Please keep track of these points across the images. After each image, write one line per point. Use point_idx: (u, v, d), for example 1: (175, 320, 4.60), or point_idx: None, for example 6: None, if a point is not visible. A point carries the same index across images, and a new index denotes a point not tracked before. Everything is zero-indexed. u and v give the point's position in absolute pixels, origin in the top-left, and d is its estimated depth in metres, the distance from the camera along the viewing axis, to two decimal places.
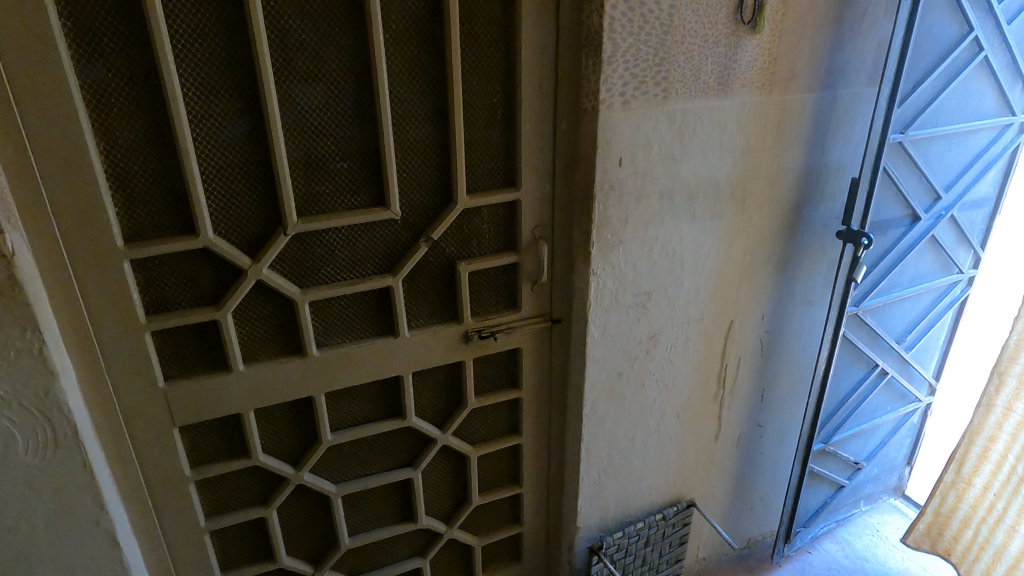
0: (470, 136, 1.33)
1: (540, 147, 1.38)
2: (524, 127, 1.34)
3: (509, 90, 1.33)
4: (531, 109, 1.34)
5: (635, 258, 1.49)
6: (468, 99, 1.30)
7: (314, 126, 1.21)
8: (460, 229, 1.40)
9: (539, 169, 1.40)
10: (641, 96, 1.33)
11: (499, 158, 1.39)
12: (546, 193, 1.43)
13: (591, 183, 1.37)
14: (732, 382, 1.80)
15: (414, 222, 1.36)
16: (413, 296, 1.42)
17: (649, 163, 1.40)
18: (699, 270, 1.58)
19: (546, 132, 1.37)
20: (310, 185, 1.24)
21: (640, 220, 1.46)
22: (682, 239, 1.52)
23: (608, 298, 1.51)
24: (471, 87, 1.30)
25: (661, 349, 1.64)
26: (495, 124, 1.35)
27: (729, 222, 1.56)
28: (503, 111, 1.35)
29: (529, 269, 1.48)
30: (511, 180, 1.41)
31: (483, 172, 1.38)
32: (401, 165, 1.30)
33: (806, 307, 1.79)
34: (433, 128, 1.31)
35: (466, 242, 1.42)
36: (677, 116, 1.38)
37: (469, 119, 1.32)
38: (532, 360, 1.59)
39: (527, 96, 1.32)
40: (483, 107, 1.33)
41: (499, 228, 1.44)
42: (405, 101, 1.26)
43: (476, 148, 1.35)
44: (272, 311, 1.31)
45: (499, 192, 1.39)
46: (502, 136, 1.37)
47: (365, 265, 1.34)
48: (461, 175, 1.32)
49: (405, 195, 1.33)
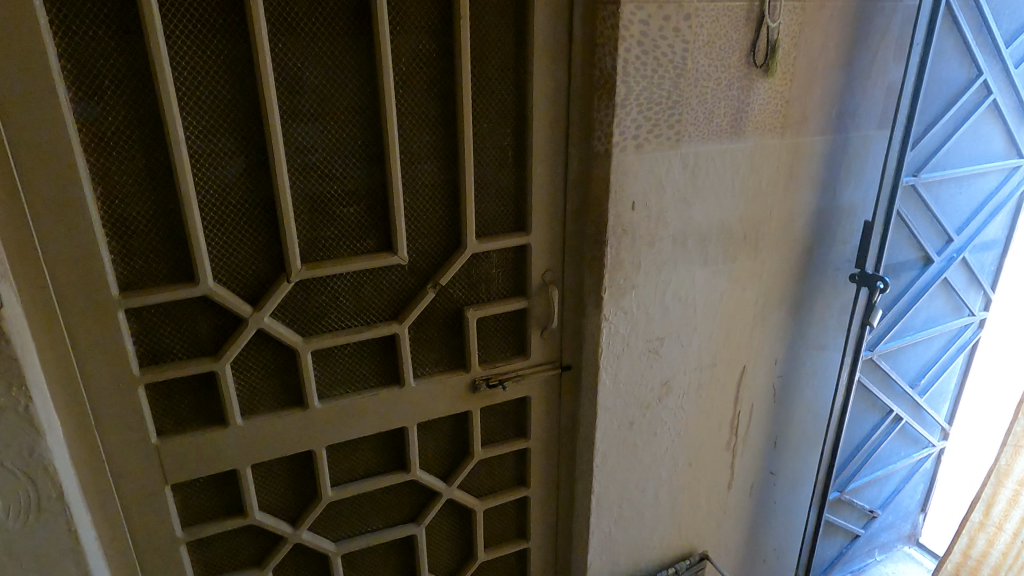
0: (480, 180, 1.30)
1: (551, 190, 1.34)
2: (536, 170, 1.31)
3: (519, 134, 1.30)
4: (542, 153, 1.30)
5: (647, 303, 1.45)
6: (478, 142, 1.27)
7: (320, 170, 1.17)
8: (469, 274, 1.35)
9: (550, 212, 1.36)
10: (654, 140, 1.30)
11: (509, 202, 1.35)
12: (557, 237, 1.39)
13: (603, 227, 1.34)
14: (745, 429, 1.74)
15: (422, 268, 1.31)
16: (419, 344, 1.37)
17: (662, 207, 1.37)
18: (712, 314, 1.54)
19: (557, 176, 1.34)
20: (315, 229, 1.20)
21: (653, 265, 1.42)
22: (695, 284, 1.49)
23: (619, 345, 1.46)
24: (481, 130, 1.27)
25: (673, 396, 1.59)
26: (506, 168, 1.32)
27: (741, 266, 1.52)
28: (513, 155, 1.32)
29: (539, 316, 1.44)
30: (521, 223, 1.37)
31: (493, 216, 1.34)
32: (410, 209, 1.26)
33: (818, 351, 1.75)
34: (443, 171, 1.27)
35: (475, 288, 1.37)
36: (690, 160, 1.36)
37: (479, 163, 1.29)
38: (542, 409, 1.53)
39: (538, 139, 1.29)
40: (493, 150, 1.29)
41: (508, 273, 1.40)
42: (415, 144, 1.23)
43: (486, 192, 1.31)
44: (273, 361, 1.25)
45: (509, 237, 1.35)
46: (511, 179, 1.33)
47: (370, 312, 1.29)
48: (472, 220, 1.28)
49: (413, 240, 1.28)
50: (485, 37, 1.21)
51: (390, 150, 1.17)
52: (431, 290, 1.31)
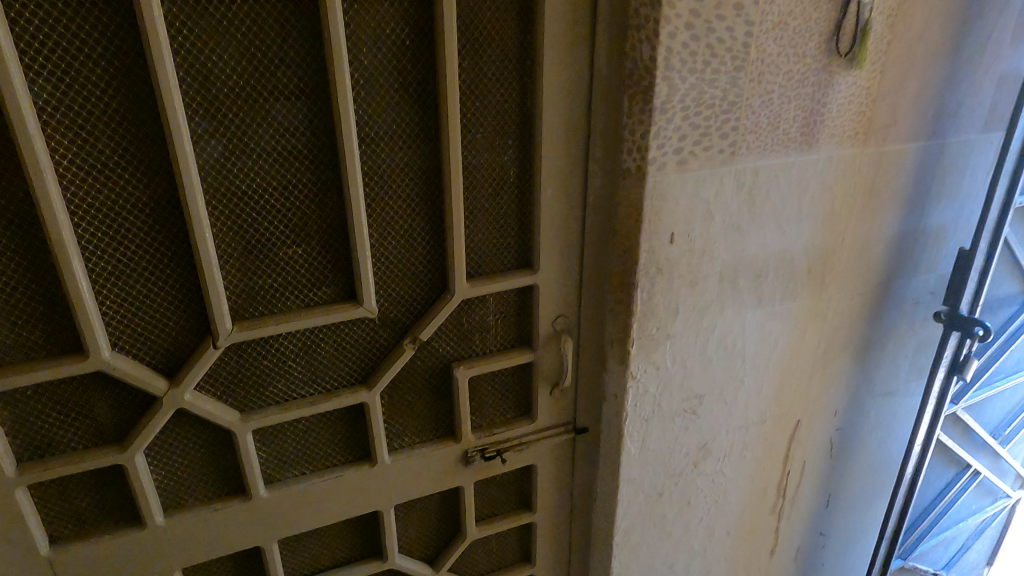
0: (472, 206, 0.99)
1: (564, 218, 1.04)
2: (545, 192, 1.00)
3: (524, 145, 0.99)
4: (554, 170, 1.00)
5: (685, 355, 1.15)
6: (468, 158, 0.96)
7: (255, 201, 0.86)
8: (459, 324, 1.05)
9: (563, 244, 1.06)
10: (703, 154, 0.99)
11: (512, 232, 1.04)
12: (573, 276, 1.09)
13: (633, 266, 1.03)
14: (795, 490, 1.45)
15: (398, 320, 1.02)
16: (396, 411, 1.08)
17: (709, 238, 1.06)
18: (764, 364, 1.24)
19: (573, 198, 1.04)
20: (250, 276, 0.90)
21: (694, 308, 1.11)
22: (746, 329, 1.18)
23: (649, 406, 1.17)
24: (473, 142, 0.95)
25: (712, 460, 1.30)
26: (507, 189, 1.01)
27: (803, 305, 1.21)
28: (516, 173, 1.01)
29: (548, 371, 1.15)
30: (525, 258, 1.07)
31: (490, 250, 1.04)
32: (381, 247, 0.96)
33: (886, 399, 1.44)
34: (423, 196, 0.96)
35: (467, 340, 1.07)
36: (746, 178, 1.04)
37: (471, 184, 0.98)
38: (551, 479, 1.25)
39: (549, 153, 0.98)
40: (490, 168, 0.98)
41: (510, 320, 1.10)
42: (385, 163, 0.92)
43: (480, 221, 1.01)
44: (203, 444, 0.97)
45: (511, 277, 1.05)
46: (513, 204, 1.03)
47: (330, 376, 1.01)
48: (461, 259, 0.98)
49: (384, 285, 0.99)
50: (479, 17, 0.89)
51: (349, 174, 0.87)
52: (411, 347, 1.02)
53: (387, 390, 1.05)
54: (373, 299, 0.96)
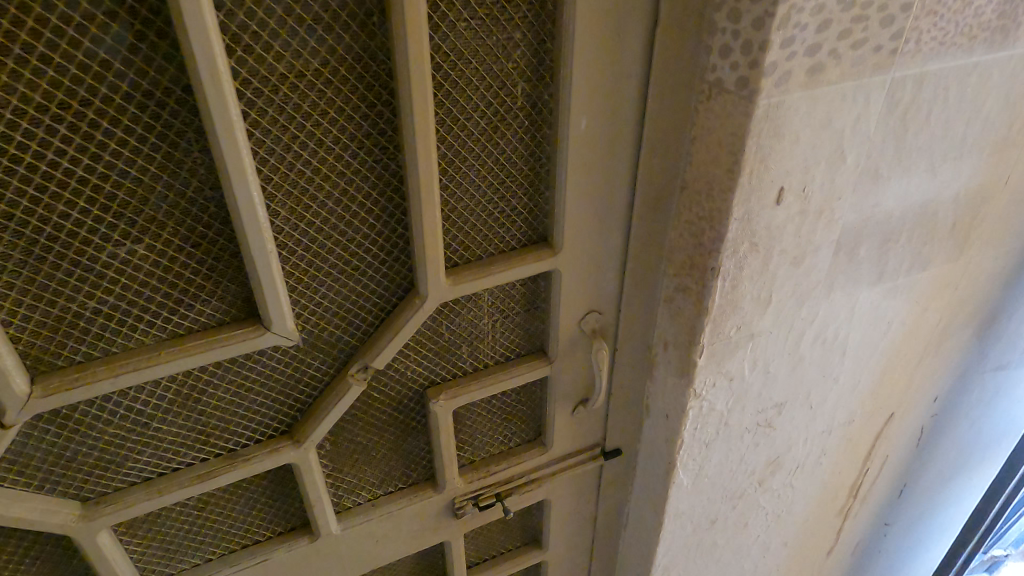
0: (453, 157, 0.58)
1: (604, 166, 0.64)
2: (576, 127, 0.59)
3: (540, 44, 0.56)
4: (591, 87, 0.58)
5: (769, 357, 0.78)
6: (445, 68, 0.53)
7: (32, 174, 0.44)
8: (437, 335, 0.68)
9: (599, 207, 0.66)
10: (851, 55, 0.57)
11: (519, 192, 0.63)
12: (611, 252, 0.70)
13: (716, 244, 0.64)
14: (868, 487, 1.15)
15: (334, 342, 0.63)
16: (345, 460, 0.72)
17: (834, 192, 0.66)
18: (867, 354, 0.88)
19: (619, 132, 0.63)
20: (54, 300, 0.50)
21: (793, 296, 0.73)
22: (855, 316, 0.81)
23: (712, 426, 0.82)
24: (450, 40, 0.52)
25: (782, 475, 0.97)
26: (512, 122, 0.59)
27: (934, 276, 0.84)
28: (527, 92, 0.58)
29: (570, 385, 0.78)
30: (538, 230, 0.67)
31: (484, 225, 0.63)
32: (295, 235, 0.55)
33: (996, 375, 1.11)
34: (365, 145, 0.54)
35: (449, 355, 0.70)
36: (906, 94, 0.63)
37: (450, 117, 0.55)
38: (570, 511, 0.92)
39: (584, 56, 0.56)
40: (481, 86, 0.56)
41: (515, 319, 0.72)
42: (288, 87, 0.48)
43: (467, 179, 0.60)
44: (30, 554, 0.60)
45: (517, 264, 0.65)
46: (522, 146, 0.61)
47: (231, 435, 0.63)
48: (438, 243, 0.59)
49: (308, 296, 0.59)
50: None
51: (216, 112, 0.45)
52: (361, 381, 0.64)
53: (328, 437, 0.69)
54: (290, 320, 0.58)
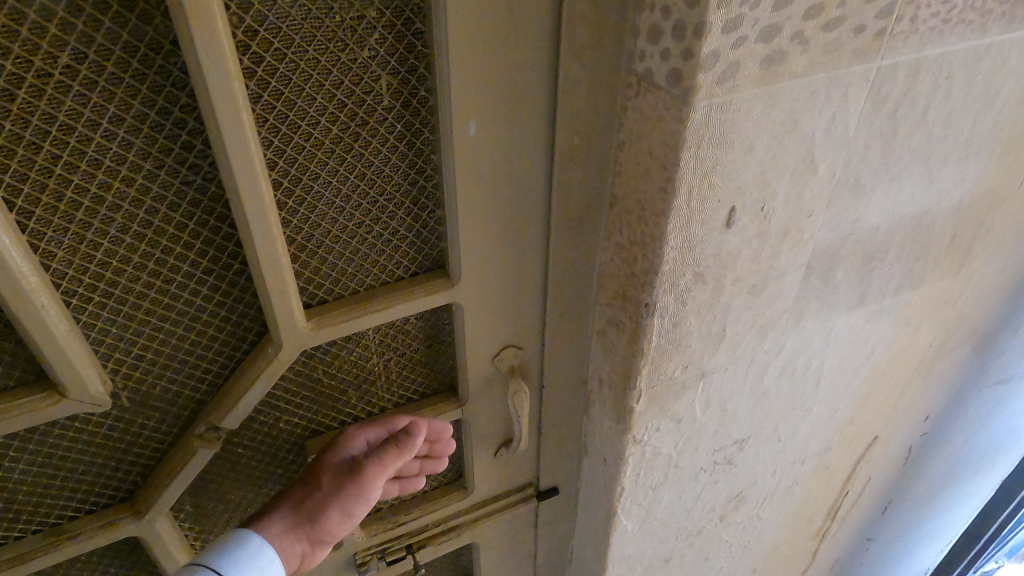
0: (298, 174, 0.44)
1: (506, 180, 0.50)
2: (462, 135, 0.46)
3: (407, 24, 0.42)
4: (478, 82, 0.44)
5: (725, 395, 0.66)
6: (271, 61, 0.39)
7: None
8: (313, 382, 0.56)
9: (505, 228, 0.53)
10: (823, 39, 0.43)
11: (400, 216, 0.50)
12: (527, 279, 0.57)
13: (650, 277, 0.51)
14: (848, 507, 1.05)
15: (170, 398, 0.51)
16: (210, 517, 0.61)
17: (802, 210, 0.53)
18: (847, 381, 0.76)
19: (527, 137, 0.49)
20: None
21: (753, 328, 0.61)
22: (831, 344, 0.69)
23: (659, 470, 0.70)
24: (268, 19, 0.38)
25: (746, 508, 0.86)
26: (377, 129, 0.45)
27: (928, 295, 0.71)
28: (394, 90, 0.44)
29: (490, 425, 0.67)
30: (428, 256, 0.54)
31: (355, 256, 0.50)
32: (84, 281, 0.42)
33: (996, 389, 0.99)
34: (166, 166, 0.40)
35: (331, 400, 0.59)
36: (897, 88, 0.48)
37: (286, 126, 0.42)
38: (503, 551, 0.82)
39: (465, 41, 0.42)
40: (326, 83, 0.41)
41: (414, 358, 0.60)
42: (24, 91, 0.34)
43: (323, 202, 0.46)
44: None
45: (401, 301, 0.53)
46: (400, 160, 0.47)
47: (48, 509, 0.51)
48: (288, 282, 0.47)
49: (122, 348, 0.46)
50: None
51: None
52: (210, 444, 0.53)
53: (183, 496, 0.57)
54: (96, 380, 0.45)
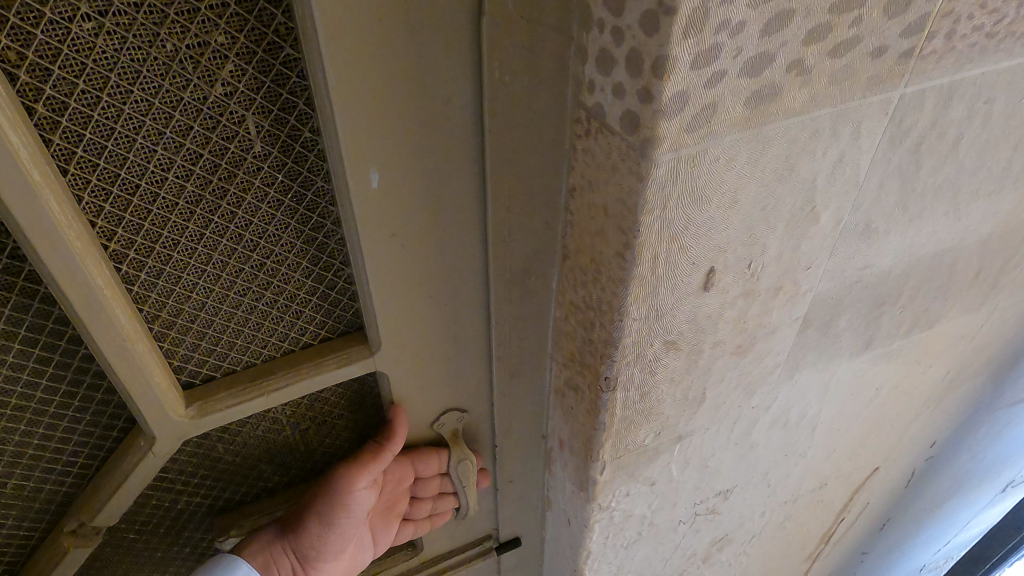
0: (148, 242, 0.38)
1: (429, 240, 0.42)
2: (363, 189, 0.37)
3: (272, 50, 0.34)
4: (373, 127, 0.35)
5: (707, 453, 0.57)
6: (94, 126, 0.33)
7: None
8: (216, 460, 0.53)
9: (436, 293, 0.45)
10: (829, 66, 0.32)
11: (294, 277, 0.45)
12: (469, 339, 0.50)
13: (608, 348, 0.42)
14: (844, 530, 0.97)
15: (38, 477, 0.49)
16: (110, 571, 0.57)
17: (798, 263, 0.43)
18: (847, 422, 0.67)
19: (454, 195, 0.40)
20: None
21: (738, 387, 0.52)
22: (830, 391, 0.59)
23: (631, 530, 0.62)
24: (66, 55, 0.30)
25: (732, 547, 0.79)
26: (249, 180, 0.38)
27: (944, 332, 0.61)
28: (266, 133, 0.37)
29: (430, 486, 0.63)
30: (341, 319, 0.49)
31: (242, 322, 0.45)
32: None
33: (1010, 409, 0.90)
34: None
35: (240, 473, 0.56)
36: (924, 116, 0.38)
37: (126, 192, 0.36)
38: None
39: (352, 103, 0.33)
40: (166, 130, 0.34)
41: (332, 426, 0.57)
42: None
43: (189, 267, 0.41)
44: None
45: (317, 375, 0.49)
46: (287, 220, 0.41)
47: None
48: (147, 372, 0.42)
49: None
50: None
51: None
52: (88, 540, 0.52)
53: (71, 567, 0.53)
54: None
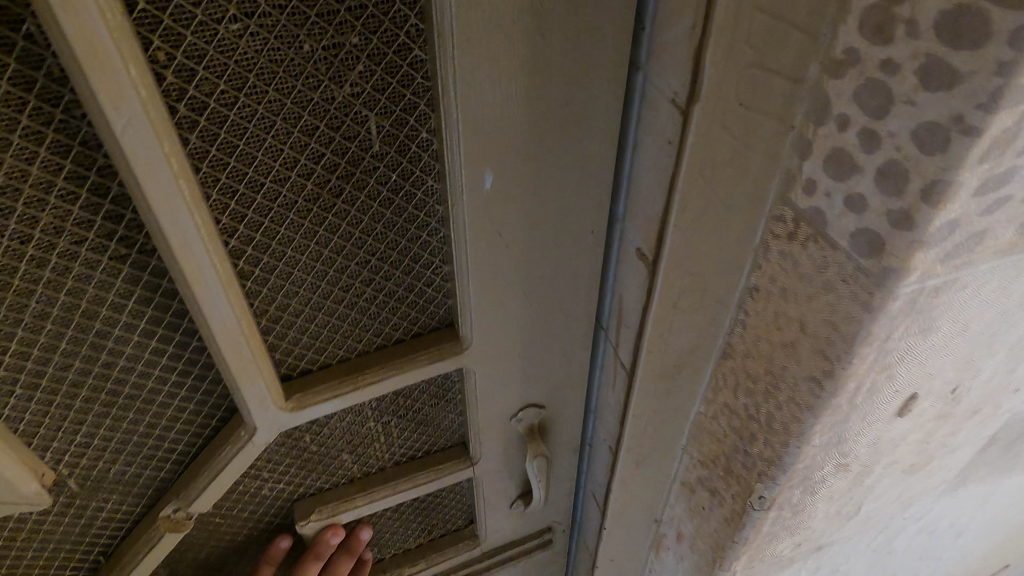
0: (265, 241, 0.36)
1: (535, 237, 0.41)
2: (477, 187, 0.36)
3: (401, 52, 0.32)
4: (504, 126, 0.34)
5: (842, 560, 0.51)
6: (224, 126, 0.31)
7: None
8: (303, 452, 0.52)
9: (542, 291, 0.45)
10: None
11: (396, 274, 0.42)
12: (569, 332, 0.49)
13: (771, 465, 0.36)
14: None
15: (135, 464, 0.48)
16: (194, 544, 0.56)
17: (1008, 384, 0.36)
18: (994, 528, 0.59)
19: (572, 197, 0.40)
20: None
21: (896, 501, 0.45)
22: (989, 501, 0.52)
23: None
24: (210, 56, 0.28)
25: None
26: (365, 180, 0.36)
27: None
28: (387, 135, 0.34)
29: (501, 480, 0.63)
30: (433, 315, 0.46)
31: (341, 321, 0.43)
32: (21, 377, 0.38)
33: None
34: (63, 248, 0.33)
35: (321, 466, 0.55)
36: None
37: (246, 191, 0.33)
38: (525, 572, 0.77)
39: (495, 106, 0.33)
40: (293, 129, 0.32)
41: (412, 421, 0.55)
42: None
43: (297, 266, 0.38)
44: None
45: (412, 369, 0.46)
46: (396, 219, 0.39)
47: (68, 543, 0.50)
48: (253, 364, 0.40)
49: (76, 429, 0.43)
50: None
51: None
52: (180, 525, 0.50)
53: (161, 549, 0.51)
54: (30, 483, 0.41)
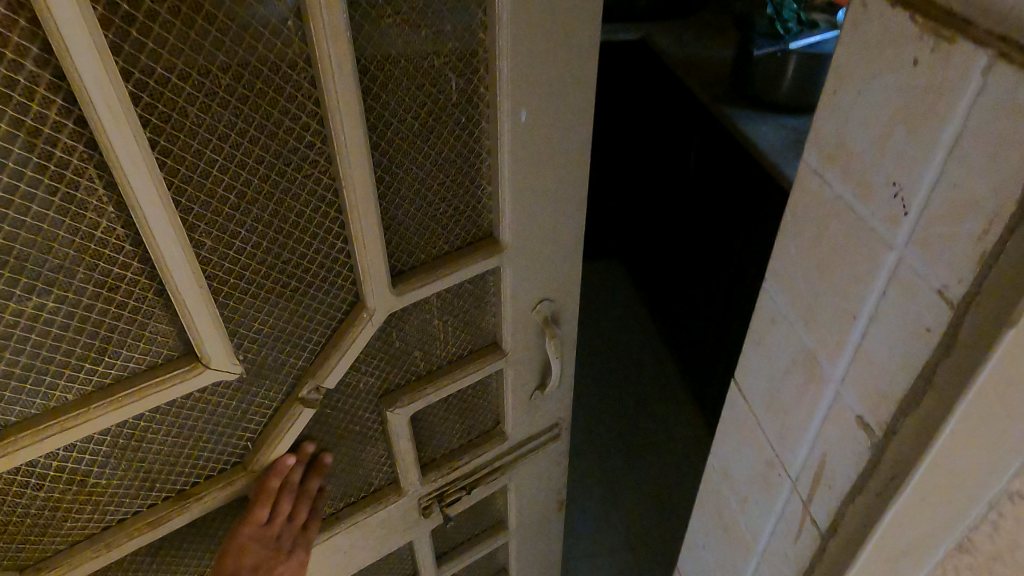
0: (389, 154, 0.56)
1: (554, 173, 0.64)
2: (516, 122, 0.57)
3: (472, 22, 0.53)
4: (533, 72, 0.56)
5: None
6: (370, 68, 0.50)
7: None
8: (386, 348, 0.68)
9: (549, 197, 0.65)
10: None
11: (457, 189, 0.62)
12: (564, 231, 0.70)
13: None
14: None
15: (285, 357, 0.61)
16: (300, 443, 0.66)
17: None
18: None
19: (570, 131, 0.62)
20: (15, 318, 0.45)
21: None
22: None
23: None
24: (367, 22, 0.48)
25: None
26: (449, 114, 0.57)
27: None
28: (460, 80, 0.56)
29: (525, 366, 0.80)
30: (478, 228, 0.66)
31: (425, 219, 0.62)
32: (226, 271, 0.52)
33: None
34: (275, 159, 0.49)
35: (402, 364, 0.71)
36: None
37: (384, 116, 0.53)
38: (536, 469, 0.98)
39: (525, 59, 0.54)
40: (410, 72, 0.53)
41: (451, 307, 0.70)
42: (178, 79, 0.42)
43: (406, 173, 0.58)
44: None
45: (469, 265, 0.65)
46: (463, 142, 0.59)
47: (232, 435, 0.62)
48: (372, 245, 0.57)
49: (249, 322, 0.56)
50: None
51: (110, 105, 0.39)
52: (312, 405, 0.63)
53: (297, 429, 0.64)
54: (225, 355, 0.55)
